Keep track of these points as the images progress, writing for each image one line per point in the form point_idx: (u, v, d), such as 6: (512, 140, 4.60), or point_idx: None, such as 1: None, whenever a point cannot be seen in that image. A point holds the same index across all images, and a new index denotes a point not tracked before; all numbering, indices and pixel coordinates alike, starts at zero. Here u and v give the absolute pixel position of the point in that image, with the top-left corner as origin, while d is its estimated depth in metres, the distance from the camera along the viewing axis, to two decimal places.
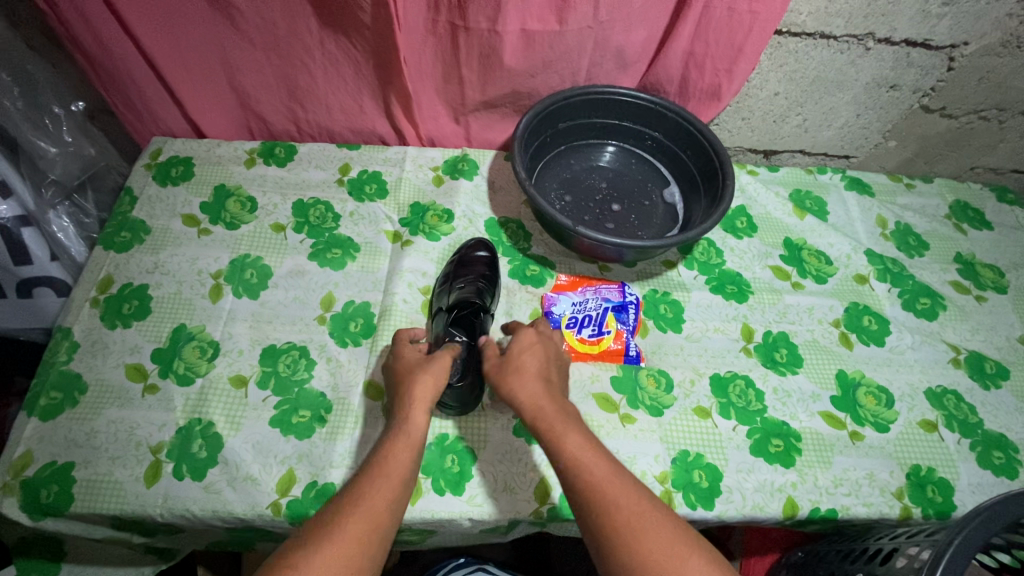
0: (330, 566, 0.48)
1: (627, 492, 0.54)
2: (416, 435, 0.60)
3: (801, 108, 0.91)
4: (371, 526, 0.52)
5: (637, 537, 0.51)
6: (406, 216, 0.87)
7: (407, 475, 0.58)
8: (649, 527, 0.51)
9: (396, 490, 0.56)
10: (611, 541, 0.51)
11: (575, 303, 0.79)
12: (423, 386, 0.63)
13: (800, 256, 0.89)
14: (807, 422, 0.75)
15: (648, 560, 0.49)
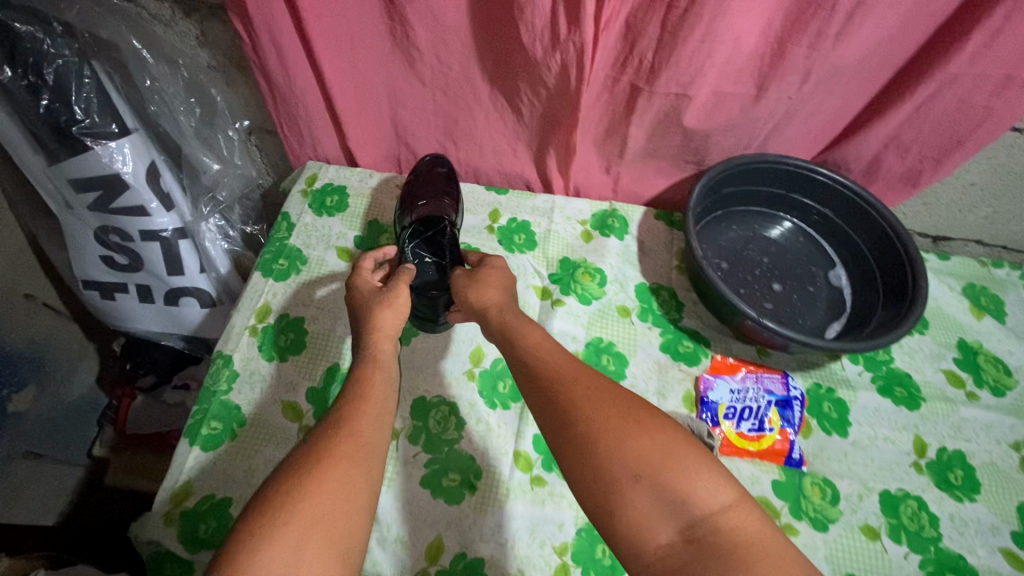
0: (331, 484, 0.47)
1: (577, 383, 0.52)
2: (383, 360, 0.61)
3: (995, 201, 0.83)
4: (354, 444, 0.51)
5: (597, 426, 0.48)
6: (555, 271, 0.84)
7: (385, 402, 0.57)
8: (604, 410, 0.49)
9: (378, 414, 0.55)
10: (573, 434, 0.49)
11: (735, 390, 0.75)
12: (389, 314, 0.64)
13: (975, 362, 0.82)
14: (988, 559, 0.68)
15: (598, 434, 0.47)
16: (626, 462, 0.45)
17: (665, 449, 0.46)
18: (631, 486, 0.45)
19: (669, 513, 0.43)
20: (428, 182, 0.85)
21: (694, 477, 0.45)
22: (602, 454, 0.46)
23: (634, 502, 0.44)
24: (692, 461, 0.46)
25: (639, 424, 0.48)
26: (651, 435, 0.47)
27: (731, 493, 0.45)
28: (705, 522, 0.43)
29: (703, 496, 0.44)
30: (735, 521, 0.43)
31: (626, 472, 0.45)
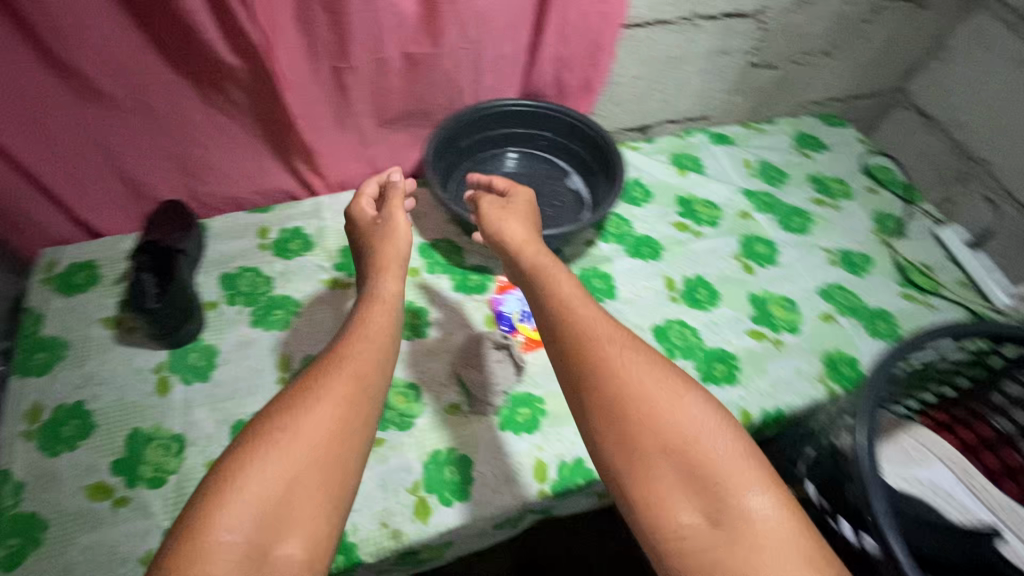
0: (327, 415, 0.47)
1: (615, 339, 0.51)
2: (389, 297, 0.60)
3: (659, 85, 1.04)
4: (356, 384, 0.50)
5: (632, 393, 0.48)
6: (338, 259, 0.89)
7: (389, 342, 0.55)
8: (634, 361, 0.50)
9: (380, 356, 0.53)
10: (590, 386, 0.49)
11: (521, 298, 0.86)
12: (392, 245, 0.66)
13: (692, 208, 1.02)
14: (738, 343, 0.86)
15: (628, 398, 0.48)
16: (645, 414, 0.47)
17: (698, 419, 0.47)
18: (653, 447, 0.46)
19: (688, 492, 0.44)
20: (163, 220, 0.84)
21: (708, 436, 0.46)
22: (636, 406, 0.47)
23: (654, 464, 0.45)
24: (717, 425, 0.47)
25: (676, 398, 0.48)
26: (685, 399, 0.48)
27: (722, 428, 0.47)
28: (732, 508, 0.43)
29: (735, 482, 0.44)
30: (748, 488, 0.44)
31: (648, 428, 0.46)
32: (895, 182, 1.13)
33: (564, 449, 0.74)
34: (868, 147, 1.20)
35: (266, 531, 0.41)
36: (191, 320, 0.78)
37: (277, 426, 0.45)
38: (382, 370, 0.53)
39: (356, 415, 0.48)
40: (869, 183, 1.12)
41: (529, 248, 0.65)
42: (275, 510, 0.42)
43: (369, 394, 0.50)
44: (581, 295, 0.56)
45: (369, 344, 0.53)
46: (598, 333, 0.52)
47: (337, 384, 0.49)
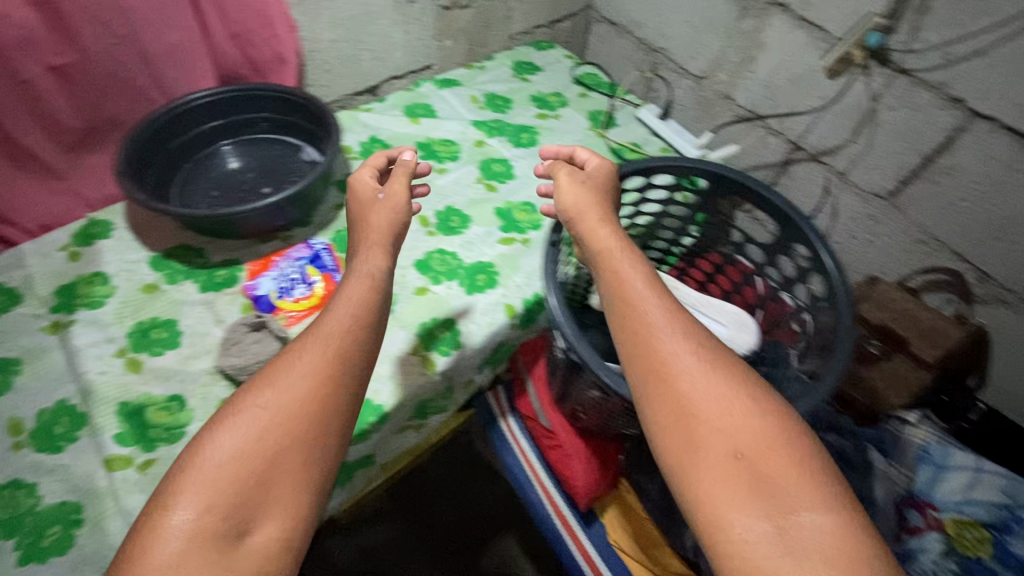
0: (283, 394, 0.51)
1: (678, 332, 0.56)
2: (376, 274, 0.64)
3: (362, 43, 1.08)
4: (325, 381, 0.53)
5: (702, 401, 0.51)
6: (56, 301, 0.81)
7: (345, 342, 0.57)
8: (660, 330, 0.56)
9: (350, 364, 0.56)
10: (663, 382, 0.53)
11: (276, 277, 0.85)
12: (376, 214, 0.70)
13: (433, 149, 1.08)
14: (494, 252, 0.95)
15: (687, 401, 0.51)
16: (684, 394, 0.52)
17: (712, 380, 0.52)
18: (704, 427, 0.50)
19: (755, 499, 0.46)
20: None
21: (697, 385, 0.52)
22: (673, 375, 0.53)
23: (693, 435, 0.50)
24: (736, 384, 0.52)
25: (752, 411, 0.50)
26: (716, 377, 0.52)
27: (766, 423, 0.49)
28: (793, 523, 0.44)
29: (797, 503, 0.45)
30: (778, 451, 0.48)
31: (681, 394, 0.52)
32: (599, 84, 1.30)
33: None
34: (575, 61, 1.35)
35: (241, 503, 0.46)
36: None
37: (254, 405, 0.50)
38: (355, 349, 0.57)
39: (327, 394, 0.52)
40: (580, 90, 1.28)
41: (607, 223, 0.70)
42: (255, 486, 0.47)
43: (337, 385, 0.53)
44: (629, 257, 0.65)
45: (339, 324, 0.58)
46: (631, 296, 0.60)
47: (314, 364, 0.53)
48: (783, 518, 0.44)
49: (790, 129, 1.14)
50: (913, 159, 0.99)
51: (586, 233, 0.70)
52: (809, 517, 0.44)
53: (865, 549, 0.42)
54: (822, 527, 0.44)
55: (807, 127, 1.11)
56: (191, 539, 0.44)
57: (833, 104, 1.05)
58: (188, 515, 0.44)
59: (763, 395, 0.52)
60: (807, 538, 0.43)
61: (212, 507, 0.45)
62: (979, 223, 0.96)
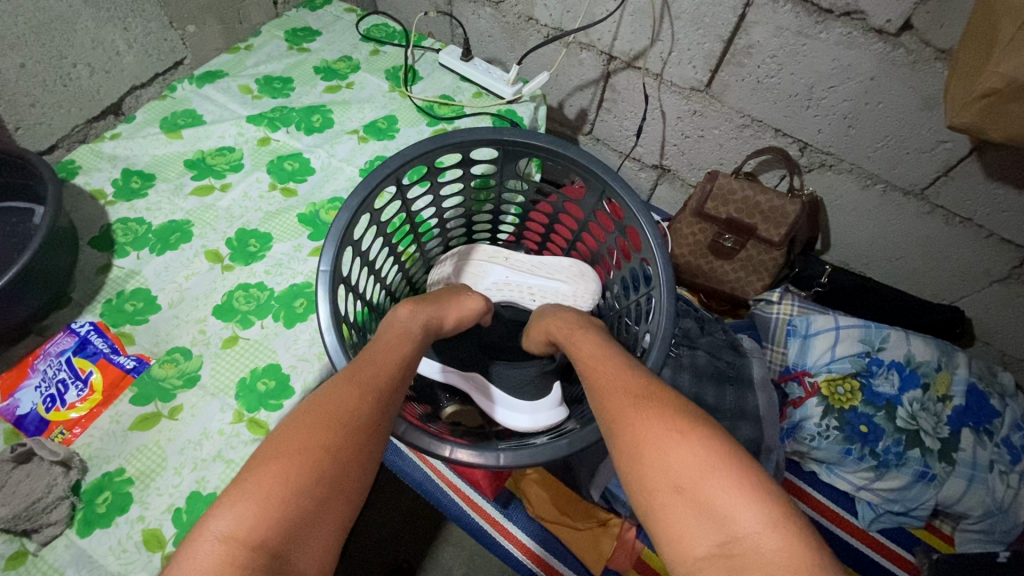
0: (315, 420, 0.46)
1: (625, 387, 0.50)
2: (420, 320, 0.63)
3: (67, 58, 0.85)
4: (364, 410, 0.48)
5: (643, 426, 0.45)
6: None
7: (380, 383, 0.51)
8: (604, 377, 0.53)
9: (379, 398, 0.50)
10: (609, 422, 0.49)
11: (41, 384, 0.69)
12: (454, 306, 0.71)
13: (206, 165, 0.92)
14: (308, 268, 0.83)
15: (632, 435, 0.45)
16: (625, 433, 0.46)
17: (650, 413, 0.46)
18: (647, 458, 0.43)
19: (696, 520, 0.39)
20: None
21: (646, 421, 0.45)
22: (621, 418, 0.47)
23: (640, 470, 0.43)
24: (669, 410, 0.46)
25: (687, 429, 0.44)
26: (655, 410, 0.46)
27: (710, 446, 0.42)
28: (740, 545, 0.37)
29: (740, 521, 0.38)
30: (716, 472, 0.40)
31: (623, 434, 0.46)
32: (391, 35, 1.14)
33: (176, 494, 0.64)
34: (358, 13, 1.17)
35: (284, 533, 0.39)
36: None
37: (303, 429, 0.45)
38: (397, 384, 0.53)
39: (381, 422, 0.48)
40: (371, 48, 1.12)
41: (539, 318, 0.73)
42: (303, 515, 0.41)
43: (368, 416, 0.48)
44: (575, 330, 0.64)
45: (380, 359, 0.54)
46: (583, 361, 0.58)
47: (359, 389, 0.50)
48: (722, 539, 0.37)
49: (598, 40, 1.06)
50: (716, 45, 0.94)
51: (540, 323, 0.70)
52: (747, 529, 0.37)
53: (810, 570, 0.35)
54: (762, 538, 0.37)
55: (614, 33, 1.03)
56: (221, 564, 0.37)
57: (628, 4, 0.97)
58: (216, 539, 0.38)
59: (702, 421, 0.45)
60: (749, 552, 0.36)
61: (245, 533, 0.39)
62: (789, 97, 0.95)
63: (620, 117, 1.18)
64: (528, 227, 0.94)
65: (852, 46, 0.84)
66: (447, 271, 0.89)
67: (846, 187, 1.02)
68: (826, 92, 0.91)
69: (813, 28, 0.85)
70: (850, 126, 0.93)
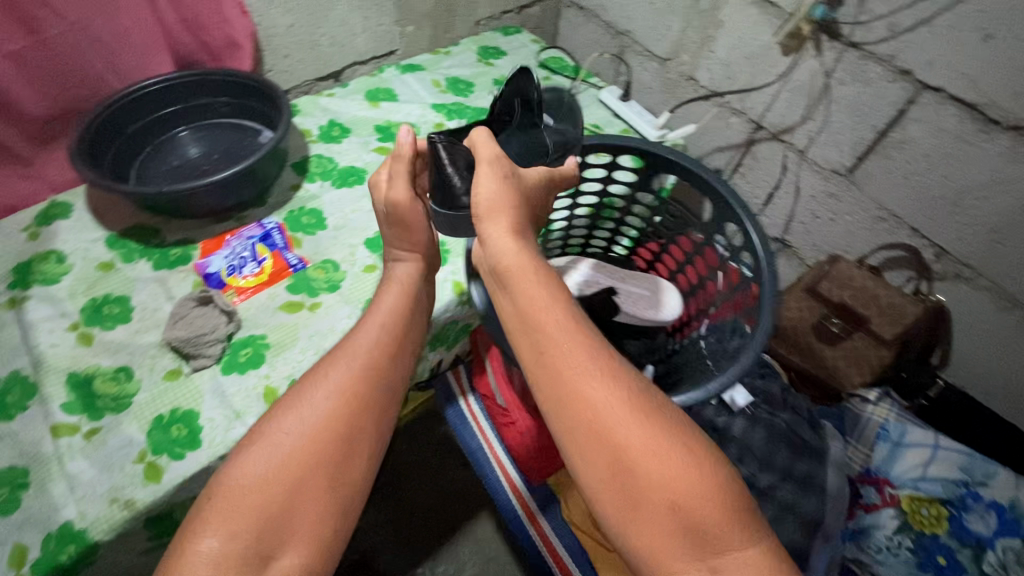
0: (317, 433, 0.53)
1: (612, 384, 0.46)
2: (404, 279, 0.67)
3: (321, 29, 1.09)
4: (352, 413, 0.55)
5: (630, 438, 0.44)
6: (13, 279, 0.82)
7: (363, 378, 0.57)
8: (585, 364, 0.47)
9: (360, 397, 0.56)
10: (582, 418, 0.45)
11: (228, 255, 0.87)
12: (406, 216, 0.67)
13: (391, 132, 1.10)
14: None
15: (617, 447, 0.44)
16: (619, 446, 0.44)
17: (647, 425, 0.44)
18: (640, 479, 0.43)
19: (683, 543, 0.42)
20: None
21: (630, 430, 0.44)
22: (611, 427, 0.45)
23: (634, 490, 0.44)
24: (659, 426, 0.45)
25: (678, 448, 0.44)
26: (645, 421, 0.45)
27: (698, 467, 0.44)
28: (727, 565, 0.42)
29: (727, 542, 0.42)
30: (721, 497, 0.43)
31: (618, 449, 0.44)
32: (563, 68, 1.30)
33: (295, 368, 0.77)
34: (541, 45, 1.36)
35: (273, 535, 0.49)
36: None
37: (288, 440, 0.52)
38: (382, 383, 0.58)
39: (358, 439, 0.54)
40: (545, 74, 1.28)
41: (492, 216, 0.56)
42: (278, 515, 0.49)
43: (352, 423, 0.54)
44: (531, 274, 0.52)
45: (369, 346, 0.59)
46: (547, 323, 0.49)
47: (346, 391, 0.55)
48: (720, 563, 0.42)
49: (750, 108, 1.13)
50: (868, 134, 0.98)
51: (479, 236, 0.56)
52: (748, 554, 0.42)
53: None
54: (747, 561, 0.42)
55: (767, 105, 1.10)
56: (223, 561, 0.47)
57: (789, 81, 1.04)
58: (213, 544, 0.47)
59: (692, 435, 0.46)
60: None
61: (240, 546, 0.48)
62: (934, 199, 0.95)
63: (753, 183, 1.23)
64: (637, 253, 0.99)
65: (1015, 161, 0.83)
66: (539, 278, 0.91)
67: (978, 304, 0.98)
68: (976, 201, 0.90)
69: (975, 136, 0.86)
70: (996, 242, 0.91)
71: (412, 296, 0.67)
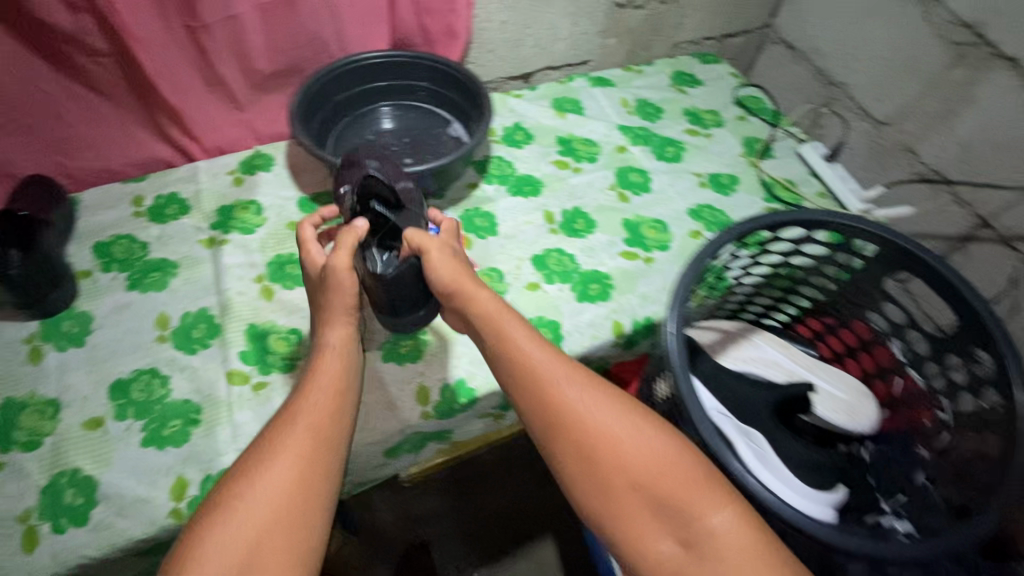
0: (270, 486, 0.50)
1: (589, 403, 0.54)
2: (338, 343, 0.61)
3: (529, 30, 1.07)
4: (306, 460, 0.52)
5: (607, 444, 0.52)
6: (215, 219, 0.87)
7: (327, 423, 0.56)
8: (567, 392, 0.55)
9: (316, 440, 0.54)
10: (565, 440, 0.53)
11: None
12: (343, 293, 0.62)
13: (572, 147, 1.07)
14: (613, 263, 0.91)
15: (597, 457, 0.52)
16: (606, 454, 0.52)
17: (637, 435, 0.53)
18: (626, 482, 0.51)
19: (663, 524, 0.50)
20: (16, 194, 0.80)
21: (624, 438, 0.53)
22: (569, 422, 0.54)
23: (605, 475, 0.52)
24: (631, 433, 0.53)
25: (650, 448, 0.52)
26: (625, 430, 0.53)
27: (669, 457, 0.52)
28: (706, 538, 0.48)
29: (707, 521, 0.49)
30: (682, 475, 0.51)
31: (588, 439, 0.53)
32: (762, 110, 1.20)
33: (449, 372, 0.78)
34: (740, 80, 1.26)
35: None
36: (55, 293, 0.76)
37: (255, 487, 0.50)
38: (336, 430, 0.56)
39: (314, 491, 0.52)
40: (740, 113, 1.19)
41: (463, 274, 0.64)
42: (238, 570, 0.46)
43: (310, 469, 0.52)
44: (509, 317, 0.61)
45: (323, 394, 0.57)
46: (503, 330, 0.60)
47: (300, 443, 0.53)
48: (702, 535, 0.48)
49: (982, 202, 0.98)
50: None
51: (453, 285, 0.63)
52: (722, 525, 0.49)
53: (762, 545, 0.48)
54: (726, 532, 0.48)
55: (1008, 205, 0.94)
56: None
57: None
58: None
59: (662, 441, 0.53)
60: (717, 553, 0.48)
61: None
62: None
63: None
64: (824, 341, 0.87)
65: None
66: (707, 338, 0.81)
67: None
68: None
69: None
70: None
71: (347, 361, 0.61)
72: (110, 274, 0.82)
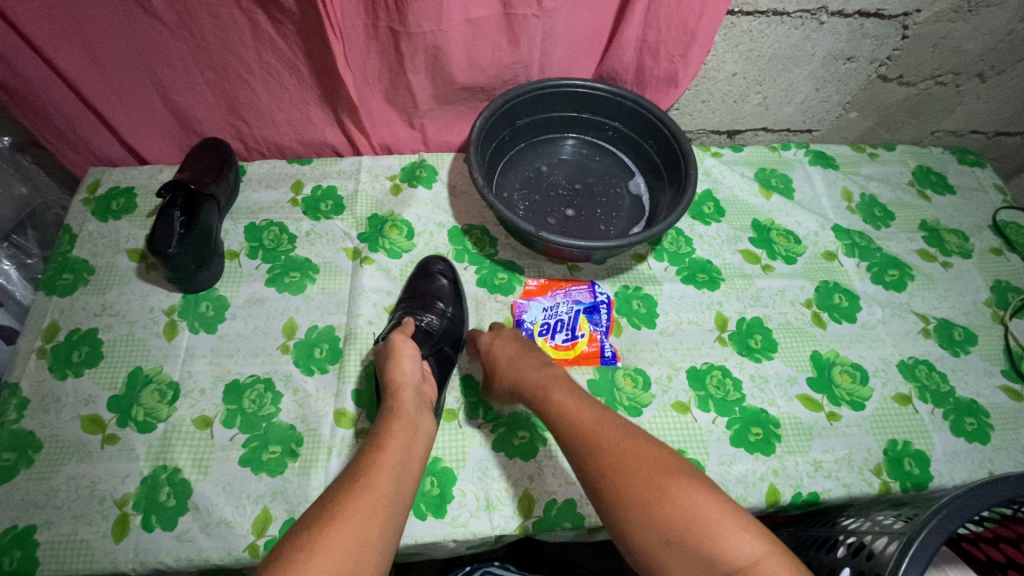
0: (352, 511, 0.48)
1: (625, 453, 0.54)
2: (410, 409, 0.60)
3: (760, 87, 0.89)
4: (376, 498, 0.50)
5: (640, 488, 0.51)
6: (364, 230, 0.83)
7: (404, 460, 0.55)
8: (609, 443, 0.55)
9: (395, 477, 0.53)
10: (606, 492, 0.53)
11: (547, 308, 0.78)
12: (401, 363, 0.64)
13: (768, 237, 0.88)
14: (786, 407, 0.74)
15: (635, 501, 0.50)
16: (644, 499, 0.50)
17: (668, 477, 0.51)
18: (662, 519, 0.49)
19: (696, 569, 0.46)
20: (192, 161, 0.79)
21: (661, 482, 0.51)
22: (592, 463, 0.55)
23: (628, 510, 0.51)
24: (664, 477, 0.51)
25: (681, 489, 0.50)
26: (664, 474, 0.51)
27: (708, 498, 0.49)
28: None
29: (734, 553, 0.45)
30: (703, 502, 0.49)
31: (624, 482, 0.52)
32: None
33: (560, 486, 0.67)
34: (1007, 197, 0.98)
35: None
36: (210, 264, 0.75)
37: (341, 508, 0.48)
38: (408, 470, 0.55)
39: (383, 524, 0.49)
40: (996, 243, 0.92)
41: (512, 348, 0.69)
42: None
43: (387, 503, 0.50)
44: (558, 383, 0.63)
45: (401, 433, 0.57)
46: (520, 376, 0.65)
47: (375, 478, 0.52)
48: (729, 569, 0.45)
49: None
50: None
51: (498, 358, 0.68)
52: (750, 554, 0.45)
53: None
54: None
55: None
56: None
57: None
58: None
59: (689, 479, 0.51)
60: None
61: None
62: None
63: None
64: None
65: None
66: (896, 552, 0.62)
67: None
68: None
69: None
70: None
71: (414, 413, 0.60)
72: (255, 261, 0.79)
